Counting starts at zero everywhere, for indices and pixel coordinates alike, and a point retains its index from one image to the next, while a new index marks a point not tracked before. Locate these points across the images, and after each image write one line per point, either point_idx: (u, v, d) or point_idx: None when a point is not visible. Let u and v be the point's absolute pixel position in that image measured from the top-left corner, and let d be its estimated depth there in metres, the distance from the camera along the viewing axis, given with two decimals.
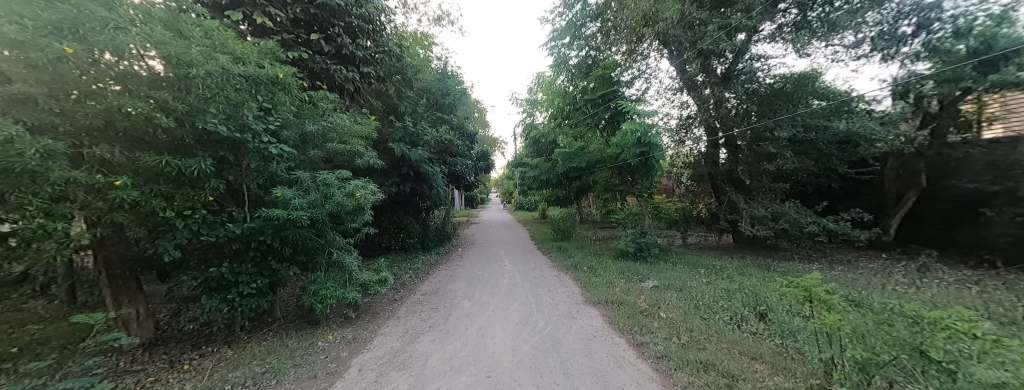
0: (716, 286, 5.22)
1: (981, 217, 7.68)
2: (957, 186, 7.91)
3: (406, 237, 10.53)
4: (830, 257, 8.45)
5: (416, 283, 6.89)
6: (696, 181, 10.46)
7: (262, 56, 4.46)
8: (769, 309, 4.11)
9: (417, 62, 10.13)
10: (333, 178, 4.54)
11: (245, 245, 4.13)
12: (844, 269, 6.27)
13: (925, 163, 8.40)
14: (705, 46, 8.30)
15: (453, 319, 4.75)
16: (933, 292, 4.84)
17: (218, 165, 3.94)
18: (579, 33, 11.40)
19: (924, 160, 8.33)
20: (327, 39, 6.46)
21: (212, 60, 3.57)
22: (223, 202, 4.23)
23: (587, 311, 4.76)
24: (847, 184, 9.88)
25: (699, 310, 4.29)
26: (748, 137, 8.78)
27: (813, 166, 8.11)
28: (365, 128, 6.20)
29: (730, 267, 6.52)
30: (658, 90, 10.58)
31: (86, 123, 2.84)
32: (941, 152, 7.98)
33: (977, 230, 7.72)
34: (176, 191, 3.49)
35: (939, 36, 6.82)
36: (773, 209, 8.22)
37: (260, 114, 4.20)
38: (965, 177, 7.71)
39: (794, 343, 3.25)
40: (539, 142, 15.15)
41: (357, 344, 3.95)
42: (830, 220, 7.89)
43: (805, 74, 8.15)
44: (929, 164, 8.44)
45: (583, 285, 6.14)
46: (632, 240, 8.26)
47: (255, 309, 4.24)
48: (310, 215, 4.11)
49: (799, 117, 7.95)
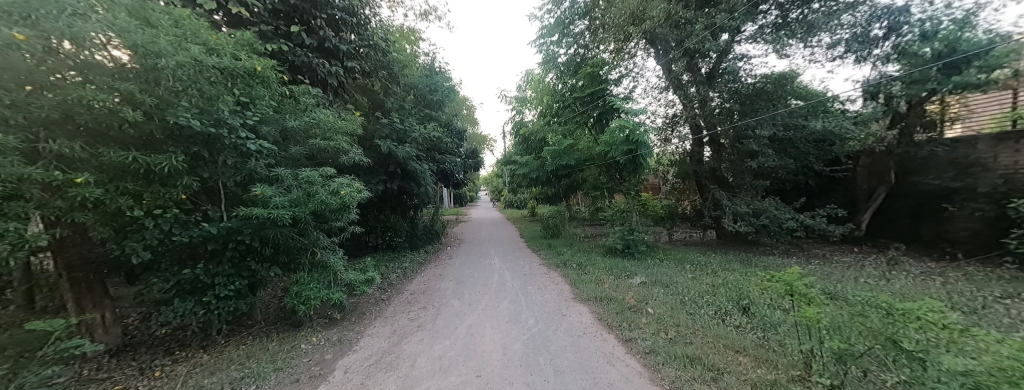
0: (701, 282, 5.32)
1: (944, 212, 8.12)
2: (925, 183, 8.32)
3: (394, 236, 10.36)
4: (808, 251, 8.78)
5: (404, 283, 6.78)
6: (681, 178, 10.67)
7: (238, 47, 4.25)
8: (751, 302, 4.20)
9: (404, 57, 9.94)
10: (316, 176, 4.39)
11: (222, 245, 3.95)
12: (820, 263, 6.52)
13: (894, 161, 8.81)
14: (691, 45, 8.44)
15: (441, 318, 4.70)
16: (903, 284, 5.07)
17: (191, 162, 3.75)
18: (568, 31, 11.42)
19: (893, 158, 8.73)
20: (309, 32, 6.23)
21: (183, 51, 3.38)
22: (197, 201, 4.03)
23: (576, 308, 4.78)
24: (823, 181, 10.27)
25: (686, 305, 4.37)
26: (731, 136, 9.01)
27: (792, 164, 8.37)
28: (351, 124, 6.03)
29: (714, 262, 6.68)
30: (645, 89, 10.71)
31: (42, 116, 2.65)
32: (908, 151, 8.39)
33: (941, 225, 8.16)
34: (146, 189, 3.31)
35: (908, 39, 7.11)
36: (755, 205, 8.47)
37: (237, 108, 4.01)
38: (931, 174, 8.13)
39: (775, 336, 3.33)
40: (528, 140, 15.12)
41: (342, 346, 3.85)
42: (807, 216, 8.17)
43: (784, 75, 8.39)
44: (899, 162, 8.86)
45: (572, 282, 6.16)
46: (620, 237, 8.38)
47: (232, 312, 4.06)
48: (291, 213, 3.96)
49: (779, 116, 8.18)
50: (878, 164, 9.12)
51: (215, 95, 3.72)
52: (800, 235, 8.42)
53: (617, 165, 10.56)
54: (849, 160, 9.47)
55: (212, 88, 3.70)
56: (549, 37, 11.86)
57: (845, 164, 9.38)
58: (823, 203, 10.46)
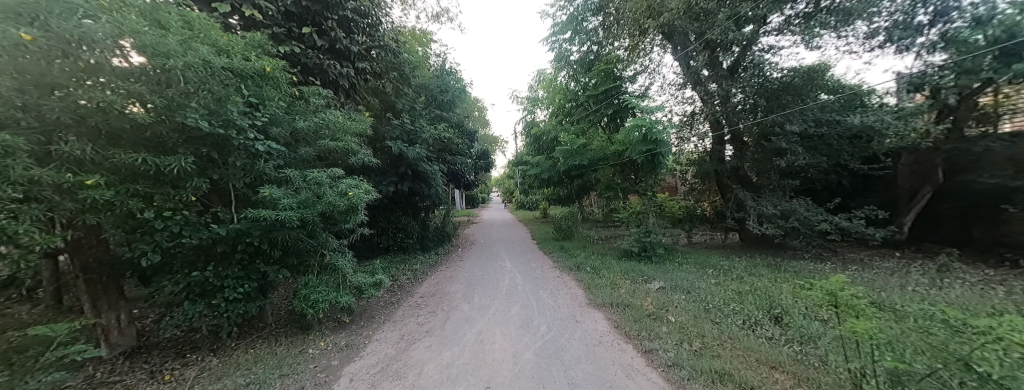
0: (726, 288, 4.97)
1: (1000, 214, 7.44)
2: (978, 181, 7.64)
3: (405, 238, 10.36)
4: (841, 256, 8.21)
5: (414, 285, 6.70)
6: (700, 178, 10.26)
7: (249, 48, 4.25)
8: (784, 312, 3.83)
9: (415, 58, 9.92)
10: (325, 177, 4.33)
11: (231, 248, 3.92)
12: (858, 269, 6.04)
13: (941, 159, 8.12)
14: (713, 37, 8.08)
15: (451, 323, 4.57)
16: (958, 293, 4.56)
17: (201, 164, 3.73)
18: (580, 27, 11.10)
19: (940, 155, 8.04)
20: (321, 34, 6.25)
21: (192, 51, 3.36)
22: (209, 203, 4.04)
23: (591, 314, 4.56)
24: (858, 180, 9.61)
25: (711, 313, 4.06)
26: (756, 133, 8.50)
27: (825, 163, 7.86)
28: (361, 124, 5.98)
29: (738, 267, 6.30)
30: (661, 85, 10.33)
31: (53, 118, 2.63)
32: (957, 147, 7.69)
33: (997, 227, 7.47)
34: (155, 191, 3.30)
35: (957, 26, 6.53)
36: (782, 206, 7.97)
37: (247, 109, 3.98)
38: (986, 172, 7.46)
39: (816, 350, 3.00)
40: (540, 140, 14.91)
41: (349, 352, 3.75)
42: (841, 218, 7.62)
43: (815, 67, 7.87)
44: (946, 159, 8.16)
45: (587, 287, 5.92)
46: (637, 240, 8.04)
47: (242, 315, 4.03)
48: (299, 215, 3.92)
49: (809, 111, 7.66)
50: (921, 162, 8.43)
51: (224, 95, 3.69)
52: (833, 238, 7.88)
53: (634, 164, 10.23)
54: (889, 157, 8.80)
55: (221, 88, 3.67)
56: (561, 34, 11.59)
57: (883, 162, 8.71)
58: (859, 204, 9.75)
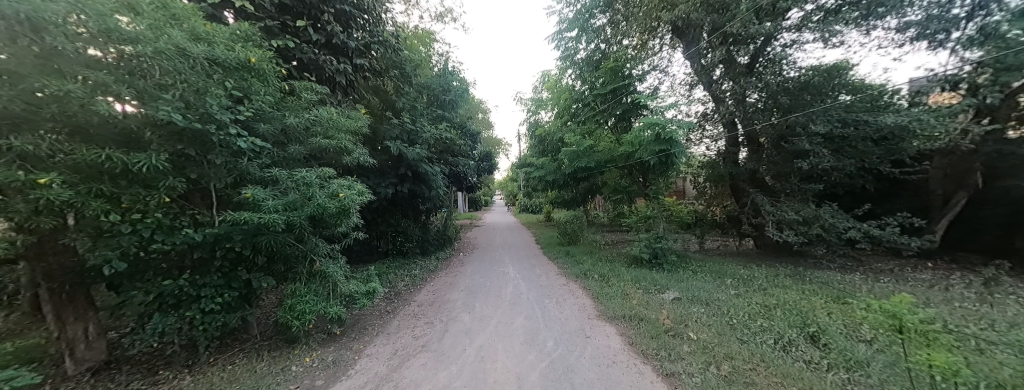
0: (749, 301, 4.55)
1: None
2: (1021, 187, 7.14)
3: (405, 241, 10.05)
4: (868, 266, 7.70)
5: (412, 293, 6.36)
6: (712, 181, 9.85)
7: (234, 38, 3.95)
8: (821, 331, 3.41)
9: (417, 57, 9.64)
10: (315, 177, 4.01)
11: (210, 254, 3.59)
12: (891, 281, 5.57)
13: (979, 162, 7.70)
14: (733, 29, 7.66)
15: (448, 336, 4.21)
16: (1015, 310, 4.09)
17: (176, 161, 3.38)
18: (588, 25, 10.64)
19: (978, 158, 7.49)
20: (317, 28, 5.99)
21: (164, 37, 3.03)
22: (189, 204, 3.73)
23: (601, 328, 4.18)
24: (882, 184, 9.16)
25: (735, 330, 3.65)
26: (774, 135, 8.18)
27: (851, 166, 7.43)
28: (357, 122, 5.66)
29: (760, 277, 5.88)
30: (671, 85, 9.96)
31: (0, 108, 2.34)
32: (998, 149, 7.17)
33: None
34: (120, 191, 2.91)
35: (997, 19, 6.01)
36: (804, 212, 7.51)
37: (230, 103, 3.65)
38: None
39: (867, 379, 2.58)
40: (545, 141, 14.55)
41: (336, 370, 3.39)
42: (870, 225, 7.13)
43: (838, 65, 7.35)
44: (985, 162, 7.73)
45: (596, 296, 5.53)
46: (647, 246, 7.65)
47: (221, 327, 3.69)
48: (285, 219, 3.62)
49: (833, 110, 7.29)
50: (956, 166, 7.94)
51: (203, 87, 3.36)
52: (863, 246, 7.39)
53: (646, 165, 9.82)
54: (916, 160, 8.38)
55: (200, 79, 3.33)
56: (567, 32, 11.16)
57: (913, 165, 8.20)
58: (886, 210, 9.21)
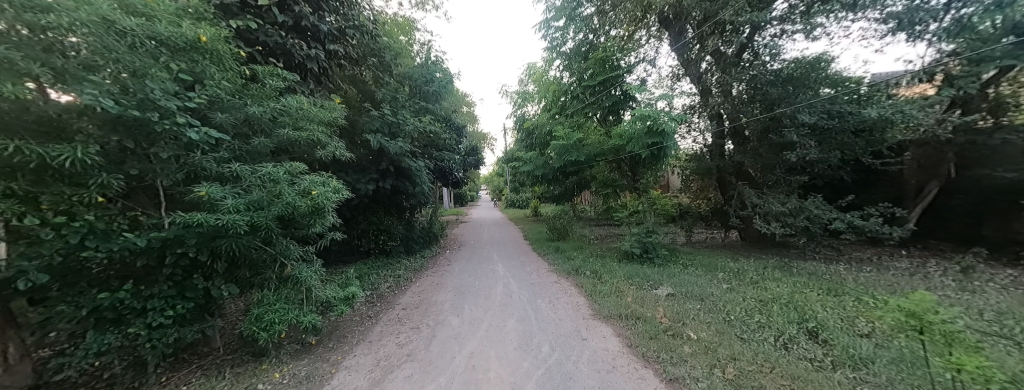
0: (744, 295, 4.50)
1: (1015, 210, 7.37)
2: (992, 175, 7.61)
3: (388, 240, 9.63)
4: (848, 255, 7.97)
5: (395, 295, 6.01)
6: (699, 175, 9.94)
7: (181, 13, 3.45)
8: (820, 326, 3.37)
9: (396, 45, 9.13)
10: (282, 172, 3.58)
11: (157, 261, 3.14)
12: (875, 270, 5.70)
13: (952, 152, 8.00)
14: (726, 17, 7.64)
15: (436, 342, 3.93)
16: (997, 299, 4.23)
17: (112, 154, 2.90)
18: (575, 14, 10.13)
19: (953, 148, 7.85)
20: (284, 9, 5.46)
21: (86, 6, 2.54)
22: (133, 203, 3.24)
23: (597, 328, 4.02)
24: (859, 175, 9.47)
25: (735, 327, 3.57)
26: (759, 128, 8.27)
27: (835, 157, 7.55)
28: (332, 113, 5.19)
29: (750, 270, 5.92)
30: (659, 77, 9.95)
31: None
32: (972, 139, 7.54)
33: (1008, 224, 7.49)
34: (38, 190, 2.47)
35: (971, 11, 6.21)
36: (790, 204, 7.62)
37: (177, 88, 3.18)
38: (999, 166, 7.46)
39: (874, 377, 2.49)
40: (532, 135, 14.29)
41: (310, 386, 3.05)
42: (853, 215, 7.31)
43: (819, 58, 7.37)
44: (956, 153, 8.05)
45: (589, 294, 5.38)
46: (638, 240, 7.62)
47: (172, 343, 3.25)
48: (248, 219, 3.20)
49: (818, 103, 7.35)
50: (930, 157, 8.27)
51: (143, 69, 2.89)
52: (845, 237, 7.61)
53: (637, 158, 9.82)
54: (893, 152, 8.61)
55: (139, 59, 2.87)
56: (555, 21, 10.83)
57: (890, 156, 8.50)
58: (864, 201, 9.52)
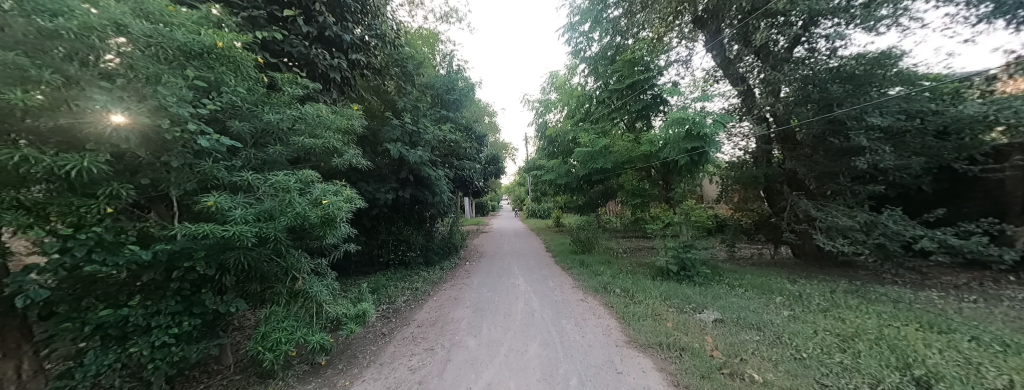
0: (815, 328, 3.80)
1: None
2: None
3: (407, 250, 9.47)
4: (937, 280, 6.86)
5: (412, 310, 5.72)
6: (740, 184, 9.09)
7: (201, 22, 3.41)
8: (934, 376, 2.66)
9: (419, 55, 9.13)
10: (293, 181, 3.39)
11: (165, 275, 3.01)
12: (979, 301, 4.72)
13: None
14: (775, 7, 6.91)
15: (451, 368, 3.53)
16: None
17: (123, 164, 2.80)
18: (602, 16, 9.81)
19: None
20: (309, 20, 5.48)
21: (101, 11, 2.47)
22: (146, 215, 3.15)
23: (633, 360, 3.46)
24: (943, 185, 8.22)
25: (811, 370, 2.93)
26: (817, 131, 7.43)
27: (916, 164, 6.59)
28: (349, 120, 5.05)
29: (813, 294, 5.13)
30: (693, 79, 9.34)
31: None
32: None
33: None
34: (47, 201, 2.39)
35: None
36: (862, 218, 6.73)
37: (192, 94, 3.08)
38: None
39: None
40: (555, 143, 13.87)
41: None
42: (944, 232, 6.25)
43: (887, 53, 6.44)
44: None
45: (622, 316, 4.81)
46: (674, 256, 6.94)
47: (176, 361, 3.09)
48: (257, 231, 3.02)
49: (891, 106, 6.56)
50: None
51: (157, 75, 2.80)
52: (933, 257, 6.52)
53: (672, 165, 9.12)
54: (990, 158, 7.35)
55: (153, 65, 2.79)
56: (580, 25, 10.50)
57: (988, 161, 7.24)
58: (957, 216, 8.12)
